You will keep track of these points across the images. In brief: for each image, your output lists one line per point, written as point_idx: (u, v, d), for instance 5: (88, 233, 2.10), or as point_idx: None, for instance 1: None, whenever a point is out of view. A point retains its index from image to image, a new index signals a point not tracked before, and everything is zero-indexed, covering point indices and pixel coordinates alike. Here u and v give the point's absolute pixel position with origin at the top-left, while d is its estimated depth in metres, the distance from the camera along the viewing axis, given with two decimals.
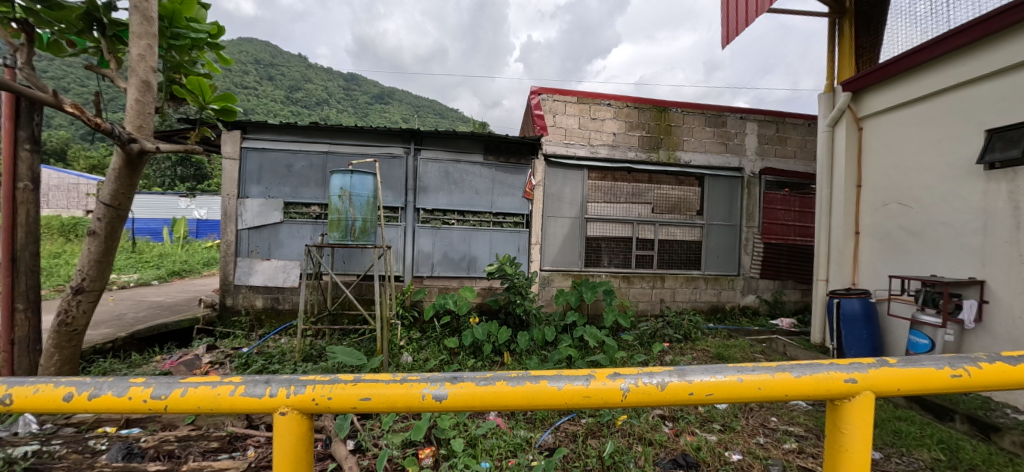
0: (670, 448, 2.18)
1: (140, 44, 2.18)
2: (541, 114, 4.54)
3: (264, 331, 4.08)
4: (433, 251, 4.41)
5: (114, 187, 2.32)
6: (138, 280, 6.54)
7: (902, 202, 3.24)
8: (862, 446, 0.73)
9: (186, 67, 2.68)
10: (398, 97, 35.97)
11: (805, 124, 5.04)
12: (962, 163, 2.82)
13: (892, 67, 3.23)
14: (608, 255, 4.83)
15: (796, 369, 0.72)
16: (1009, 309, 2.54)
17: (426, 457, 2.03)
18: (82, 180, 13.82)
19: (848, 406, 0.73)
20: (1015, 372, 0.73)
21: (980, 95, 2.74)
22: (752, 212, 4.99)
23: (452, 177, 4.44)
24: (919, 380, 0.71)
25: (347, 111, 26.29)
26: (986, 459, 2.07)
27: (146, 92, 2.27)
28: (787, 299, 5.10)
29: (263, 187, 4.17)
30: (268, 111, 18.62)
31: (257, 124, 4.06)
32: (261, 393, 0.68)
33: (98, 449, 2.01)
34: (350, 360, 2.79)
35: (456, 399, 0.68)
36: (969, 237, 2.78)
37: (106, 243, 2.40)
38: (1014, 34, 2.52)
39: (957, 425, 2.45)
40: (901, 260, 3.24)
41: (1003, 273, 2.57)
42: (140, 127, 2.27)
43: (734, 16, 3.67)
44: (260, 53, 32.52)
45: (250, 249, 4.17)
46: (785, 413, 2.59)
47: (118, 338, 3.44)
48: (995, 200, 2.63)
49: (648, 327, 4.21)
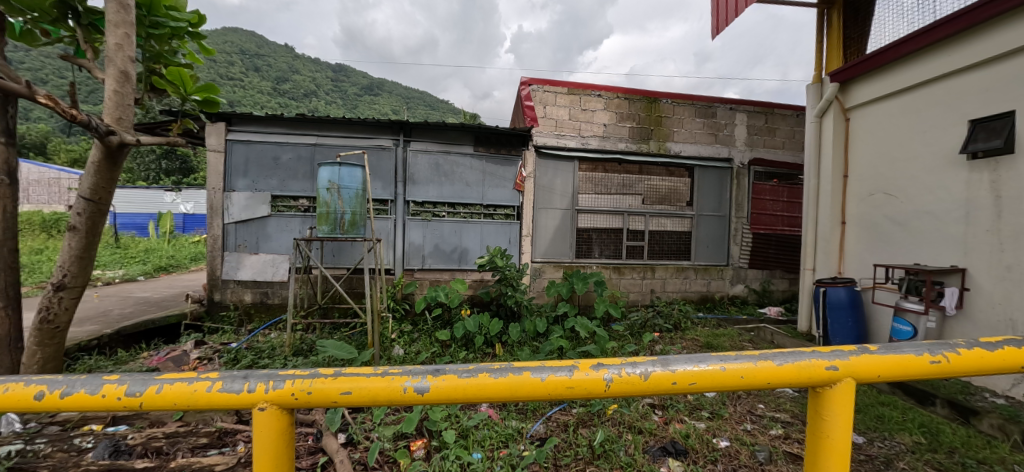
0: (660, 436, 2.21)
1: (117, 33, 2.12)
2: (531, 105, 4.52)
3: (253, 326, 4.05)
4: (424, 244, 4.39)
5: (94, 181, 2.26)
6: (124, 276, 6.40)
7: (888, 192, 3.28)
8: (843, 433, 0.74)
9: (167, 57, 2.60)
10: (388, 88, 35.52)
11: (793, 114, 5.08)
12: (947, 153, 2.85)
13: (882, 56, 3.24)
14: (600, 246, 4.84)
15: (779, 357, 0.73)
16: (989, 296, 2.60)
17: (418, 449, 2.05)
18: (63, 175, 13.60)
19: (829, 393, 0.75)
20: (994, 358, 0.74)
21: (965, 85, 2.77)
22: (741, 203, 5.03)
23: (442, 168, 4.40)
24: (900, 367, 0.72)
25: (335, 102, 25.89)
26: (964, 441, 2.14)
27: (125, 83, 2.20)
28: (775, 288, 5.18)
29: (250, 181, 4.11)
30: (256, 104, 18.34)
31: (242, 116, 3.98)
32: (239, 389, 0.67)
33: (83, 447, 2.00)
34: (342, 354, 2.79)
35: (439, 391, 0.67)
36: (952, 225, 2.83)
37: (87, 238, 2.34)
38: (997, 25, 2.56)
39: (938, 409, 2.53)
40: (886, 249, 3.29)
41: (985, 261, 2.63)
42: (119, 118, 2.19)
43: (724, 5, 3.63)
44: (244, 42, 31.77)
45: (237, 243, 4.11)
46: (772, 400, 2.65)
47: (103, 335, 3.41)
48: (978, 189, 2.67)
49: (639, 317, 4.25)
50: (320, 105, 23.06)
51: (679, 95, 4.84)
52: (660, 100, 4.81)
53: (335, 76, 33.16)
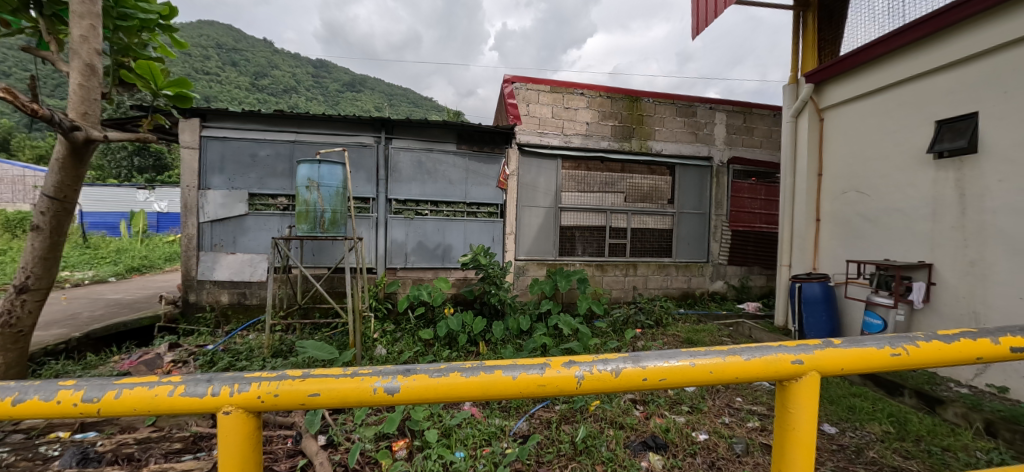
0: (640, 431, 2.24)
1: (82, 25, 2.04)
2: (514, 103, 4.51)
3: (230, 327, 3.95)
4: (406, 242, 4.35)
5: (59, 178, 2.16)
6: (94, 277, 6.16)
7: (860, 190, 3.38)
8: (808, 425, 0.77)
9: (136, 50, 2.51)
10: (371, 85, 35.05)
11: (770, 114, 5.20)
12: (915, 152, 2.96)
13: (854, 58, 3.34)
14: (583, 243, 4.87)
15: (747, 352, 0.74)
16: (954, 290, 2.72)
17: (400, 449, 2.04)
18: (28, 172, 13.01)
19: (796, 386, 0.77)
20: (951, 350, 0.77)
21: (932, 87, 2.87)
22: (721, 201, 5.13)
23: (425, 166, 4.36)
24: (862, 359, 0.75)
25: (317, 98, 25.41)
26: (930, 430, 2.23)
27: (91, 76, 2.11)
28: (753, 284, 5.30)
29: (226, 178, 4.00)
30: (233, 99, 17.85)
31: (217, 112, 3.87)
32: (203, 393, 0.65)
33: (49, 455, 1.93)
34: (322, 354, 2.75)
35: (410, 391, 0.66)
36: (920, 222, 2.94)
37: (51, 239, 2.25)
38: (963, 29, 2.66)
39: (906, 399, 2.63)
40: (858, 245, 3.40)
41: (950, 256, 2.74)
42: (84, 113, 2.10)
43: (704, 6, 3.68)
44: (221, 35, 30.88)
45: (213, 242, 4.00)
46: (749, 393, 2.72)
47: (71, 338, 3.29)
48: (944, 188, 2.78)
49: (621, 314, 4.30)
50: (301, 101, 22.59)
51: (660, 94, 4.89)
52: (642, 99, 4.85)
53: (317, 72, 32.53)
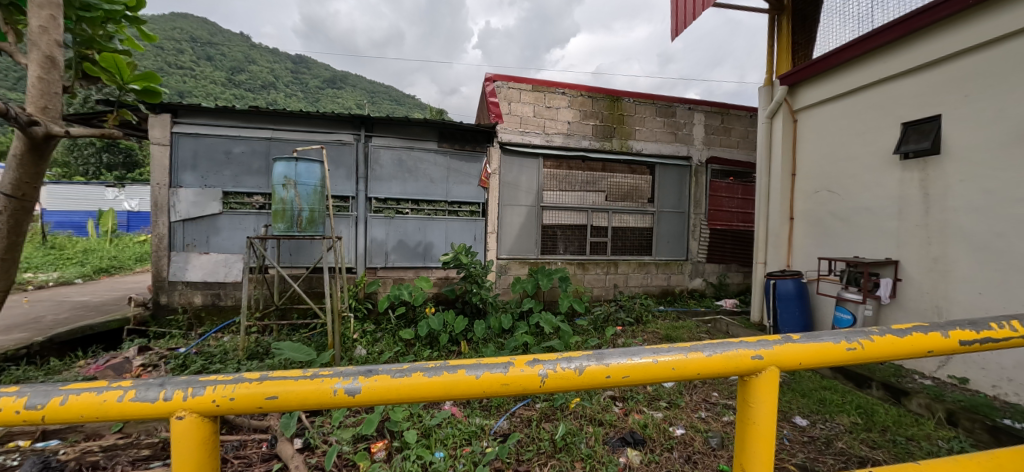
0: (619, 427, 2.27)
1: (42, 15, 1.94)
2: (496, 101, 4.51)
3: (204, 329, 3.84)
4: (387, 241, 4.30)
5: (17, 176, 2.07)
6: (59, 279, 5.91)
7: (831, 189, 3.49)
8: (768, 419, 0.79)
9: (101, 43, 2.40)
10: (354, 81, 34.54)
11: (747, 115, 5.32)
12: (883, 153, 3.07)
13: (827, 61, 3.44)
14: (565, 242, 4.90)
15: (709, 348, 0.75)
16: (919, 286, 2.83)
17: (378, 451, 2.02)
18: None
19: (756, 381, 0.78)
20: (905, 344, 0.80)
21: (899, 90, 2.98)
22: (699, 199, 5.22)
23: (406, 164, 4.32)
24: (820, 354, 0.77)
25: (298, 95, 24.92)
26: (895, 420, 2.32)
27: (51, 69, 2.02)
28: (731, 282, 5.42)
29: (199, 176, 3.88)
30: (210, 95, 17.35)
31: (189, 107, 3.75)
32: (153, 398, 0.62)
33: (7, 465, 1.86)
34: (298, 356, 2.70)
35: (371, 392, 0.65)
36: (887, 220, 3.04)
37: (9, 239, 2.15)
38: (928, 34, 2.77)
39: (873, 391, 2.72)
40: (830, 242, 3.50)
41: (916, 253, 2.85)
42: (44, 108, 2.01)
43: (683, 8, 3.73)
44: (196, 29, 29.97)
45: (186, 242, 3.89)
46: (725, 387, 2.78)
47: (33, 343, 3.16)
48: (910, 187, 2.89)
49: (602, 312, 4.34)
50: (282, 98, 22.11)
51: (641, 94, 4.95)
52: (623, 99, 4.90)
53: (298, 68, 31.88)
